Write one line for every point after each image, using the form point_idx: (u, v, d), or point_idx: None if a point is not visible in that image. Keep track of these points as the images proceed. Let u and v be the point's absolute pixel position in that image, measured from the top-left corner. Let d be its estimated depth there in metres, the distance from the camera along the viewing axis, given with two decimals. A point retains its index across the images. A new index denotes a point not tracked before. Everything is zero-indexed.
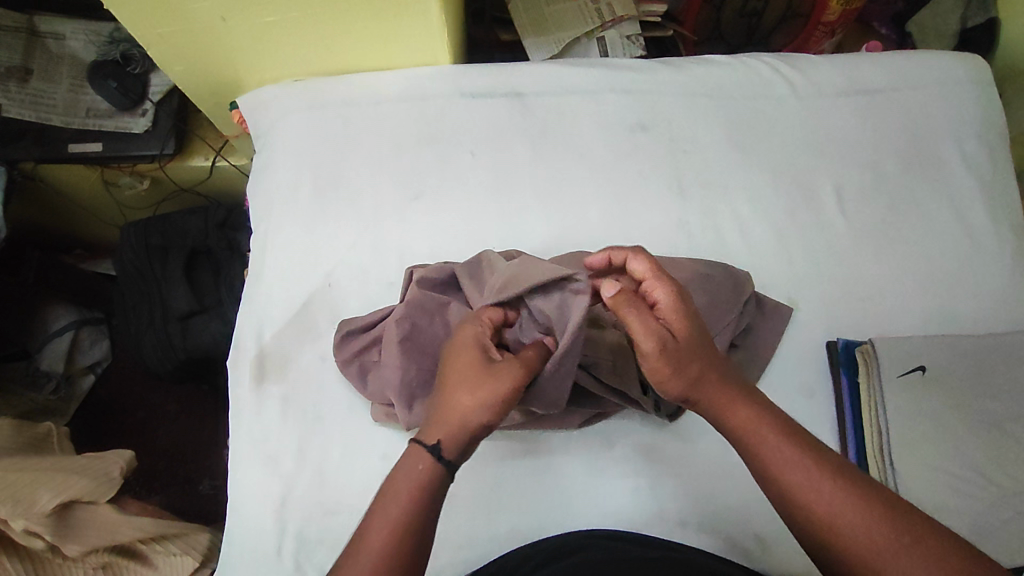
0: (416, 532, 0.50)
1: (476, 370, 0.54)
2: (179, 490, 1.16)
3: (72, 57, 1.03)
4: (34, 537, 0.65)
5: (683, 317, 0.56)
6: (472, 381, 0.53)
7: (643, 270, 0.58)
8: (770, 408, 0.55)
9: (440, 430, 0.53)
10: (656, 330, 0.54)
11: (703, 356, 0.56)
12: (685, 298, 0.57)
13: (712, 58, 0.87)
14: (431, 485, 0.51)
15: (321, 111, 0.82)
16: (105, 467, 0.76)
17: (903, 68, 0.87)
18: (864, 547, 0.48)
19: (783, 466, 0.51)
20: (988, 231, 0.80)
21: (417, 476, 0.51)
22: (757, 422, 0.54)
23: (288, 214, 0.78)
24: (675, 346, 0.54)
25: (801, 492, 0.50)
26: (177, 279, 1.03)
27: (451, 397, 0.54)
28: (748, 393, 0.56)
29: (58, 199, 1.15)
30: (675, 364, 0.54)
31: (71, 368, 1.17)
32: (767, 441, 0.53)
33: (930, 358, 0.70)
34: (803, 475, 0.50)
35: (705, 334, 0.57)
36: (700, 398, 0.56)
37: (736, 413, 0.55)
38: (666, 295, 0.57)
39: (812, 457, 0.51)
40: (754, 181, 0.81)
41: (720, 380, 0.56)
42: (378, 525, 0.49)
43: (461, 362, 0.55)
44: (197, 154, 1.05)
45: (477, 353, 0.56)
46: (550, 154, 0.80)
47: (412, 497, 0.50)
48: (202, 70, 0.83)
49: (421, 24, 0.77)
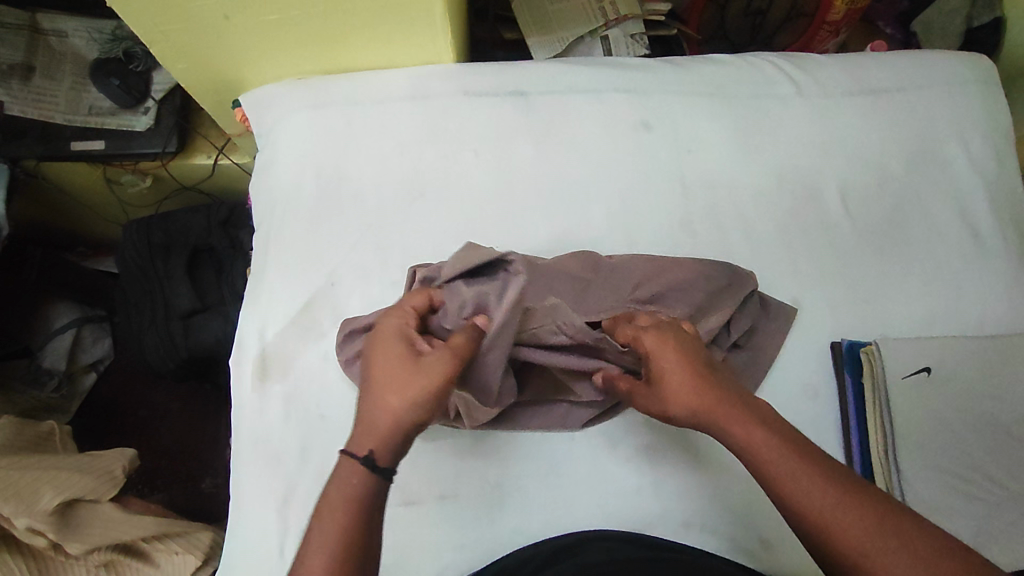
0: (359, 548, 0.47)
1: (402, 367, 0.53)
2: (181, 488, 1.16)
3: (74, 54, 1.03)
4: (36, 536, 0.65)
5: (662, 363, 0.56)
6: (399, 380, 0.52)
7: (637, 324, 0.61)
8: (767, 415, 0.53)
9: (371, 440, 0.51)
10: (633, 389, 0.59)
11: (693, 389, 0.55)
12: (667, 343, 0.57)
13: (716, 57, 0.86)
14: (367, 497, 0.49)
15: (324, 110, 0.81)
16: (107, 466, 0.76)
17: (908, 68, 0.86)
18: (861, 559, 0.46)
19: (778, 476, 0.50)
20: (993, 232, 0.80)
21: (351, 491, 0.49)
22: (754, 429, 0.52)
23: (290, 213, 0.78)
24: (653, 395, 0.57)
25: (798, 502, 0.48)
26: (179, 278, 1.03)
27: (380, 398, 0.52)
28: (745, 402, 0.54)
29: (60, 197, 1.14)
30: (662, 409, 0.56)
31: (74, 366, 1.17)
32: (765, 449, 0.51)
33: (935, 360, 0.69)
34: (800, 484, 0.49)
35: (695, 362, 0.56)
36: (697, 417, 0.54)
37: (734, 424, 0.53)
38: (646, 344, 0.58)
39: (807, 464, 0.49)
40: (758, 181, 0.80)
41: (716, 396, 0.54)
42: (316, 550, 0.47)
43: (388, 359, 0.54)
44: (200, 152, 1.05)
45: (404, 347, 0.54)
46: (553, 153, 0.80)
47: (349, 513, 0.48)
48: (204, 68, 0.83)
49: (425, 23, 0.77)
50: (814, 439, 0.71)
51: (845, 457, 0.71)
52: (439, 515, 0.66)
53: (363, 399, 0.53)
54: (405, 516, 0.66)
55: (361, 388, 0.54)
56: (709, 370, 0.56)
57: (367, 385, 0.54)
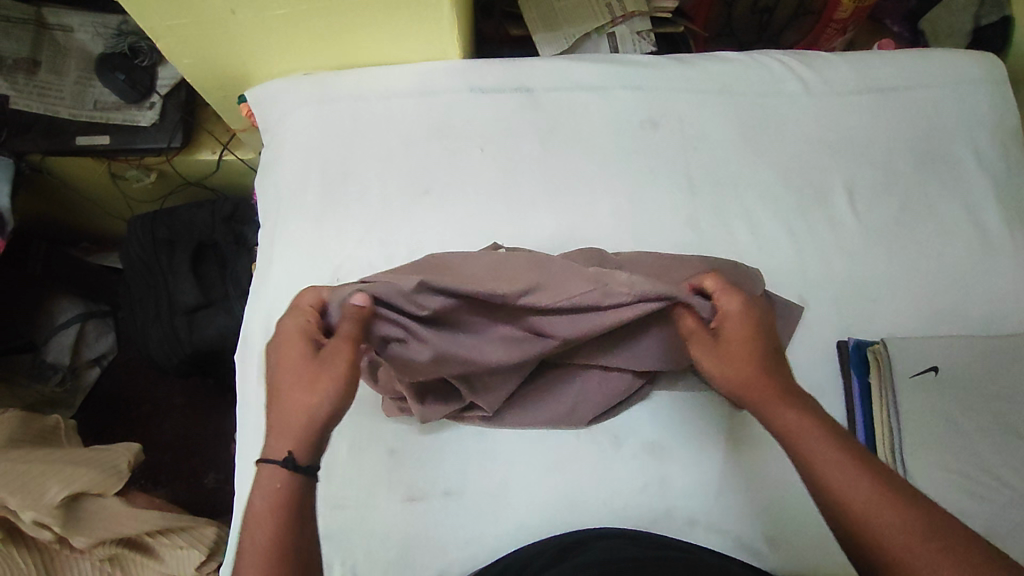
0: (292, 548, 0.47)
1: (299, 365, 0.52)
2: (185, 484, 1.16)
3: (79, 49, 1.02)
4: (42, 529, 0.65)
5: (737, 327, 0.57)
6: (303, 379, 0.51)
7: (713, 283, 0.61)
8: (815, 409, 0.53)
9: (287, 441, 0.50)
10: (695, 334, 0.59)
11: (757, 362, 0.55)
12: (751, 311, 0.58)
13: (723, 55, 0.86)
14: (292, 496, 0.49)
15: (329, 106, 0.81)
16: (112, 460, 0.76)
17: (916, 66, 0.86)
18: (901, 554, 0.44)
19: (824, 464, 0.49)
20: (1000, 231, 0.80)
21: (275, 494, 0.48)
22: (802, 419, 0.52)
23: (296, 207, 0.78)
24: (717, 349, 0.57)
25: (840, 492, 0.48)
26: (184, 274, 1.03)
27: (286, 399, 0.51)
28: (795, 393, 0.54)
29: (65, 191, 1.14)
30: (720, 363, 0.56)
31: (78, 360, 1.17)
32: (812, 439, 0.50)
33: (942, 359, 0.69)
34: (844, 475, 0.48)
35: (762, 341, 0.57)
36: (749, 395, 0.55)
37: (781, 412, 0.53)
38: (730, 305, 0.58)
39: (854, 458, 0.49)
40: (765, 180, 0.80)
41: (769, 381, 0.55)
42: (248, 559, 0.46)
43: (288, 361, 0.53)
44: (205, 148, 1.05)
45: (303, 343, 0.53)
46: (560, 150, 0.80)
47: (278, 519, 0.47)
48: (210, 63, 0.83)
49: (432, 19, 0.77)
50: None
51: None
52: (445, 511, 0.66)
53: (272, 405, 0.52)
54: (411, 512, 0.66)
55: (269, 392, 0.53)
56: (772, 352, 0.57)
57: (274, 390, 0.53)
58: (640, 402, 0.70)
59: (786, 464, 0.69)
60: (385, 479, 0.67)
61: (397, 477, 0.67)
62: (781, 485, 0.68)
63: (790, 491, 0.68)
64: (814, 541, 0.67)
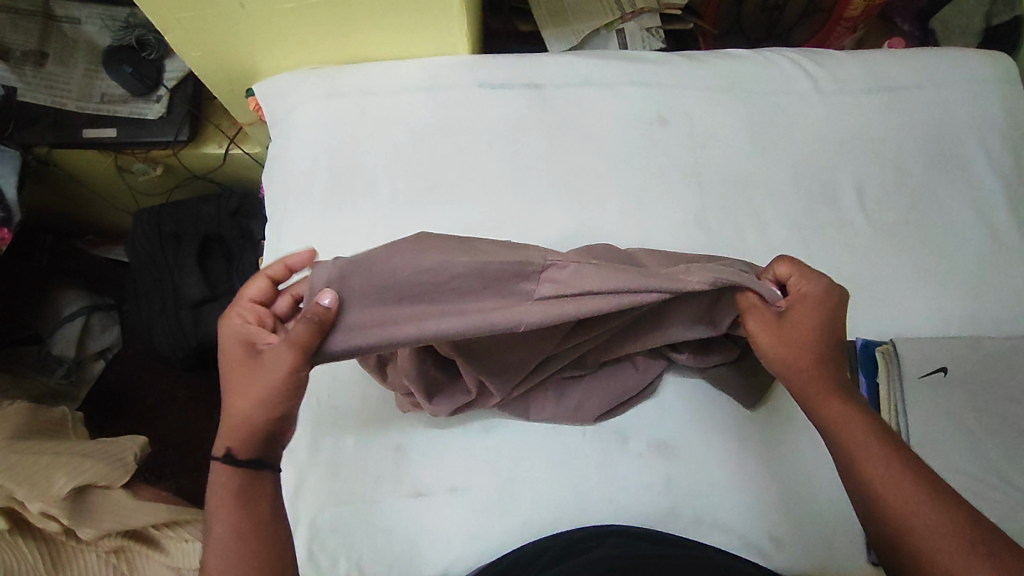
0: (257, 529, 0.53)
1: (234, 371, 0.55)
2: (189, 476, 1.17)
3: (87, 42, 1.03)
4: (49, 520, 0.65)
5: (805, 311, 0.57)
6: (240, 387, 0.54)
7: (787, 272, 0.59)
8: (859, 408, 0.55)
9: (228, 439, 0.55)
10: (756, 311, 0.58)
11: (815, 354, 0.57)
12: (827, 300, 0.57)
13: (733, 52, 0.86)
14: (243, 490, 0.55)
15: (336, 100, 0.81)
16: (118, 453, 0.76)
17: (928, 65, 0.86)
18: (929, 547, 0.48)
19: (865, 457, 0.52)
20: (1011, 232, 0.79)
21: (228, 491, 0.54)
22: (849, 414, 0.54)
23: (305, 203, 0.78)
24: (780, 330, 0.57)
25: (878, 483, 0.51)
26: (190, 268, 1.03)
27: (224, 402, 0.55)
28: (844, 389, 0.56)
29: (71, 184, 1.14)
30: (780, 345, 0.57)
31: (82, 353, 1.17)
32: (859, 434, 0.53)
33: (951, 360, 0.69)
34: (886, 470, 0.51)
35: (828, 340, 0.57)
36: (796, 382, 0.57)
37: (829, 407, 0.55)
38: (807, 290, 0.57)
39: (897, 456, 0.52)
40: (774, 178, 0.80)
41: (822, 377, 0.56)
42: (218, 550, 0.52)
43: (227, 364, 0.56)
44: (211, 142, 1.05)
45: (240, 346, 0.56)
46: (569, 148, 0.80)
47: (236, 511, 0.54)
48: (218, 57, 0.83)
49: (440, 16, 0.77)
50: None
51: None
52: (450, 506, 0.66)
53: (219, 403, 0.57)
54: (416, 508, 0.66)
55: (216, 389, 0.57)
56: (830, 344, 0.57)
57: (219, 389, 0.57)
58: (641, 400, 0.70)
59: (792, 465, 0.69)
60: (391, 474, 0.67)
61: (402, 472, 0.67)
62: (787, 485, 0.68)
63: (795, 491, 0.68)
64: (819, 541, 0.67)
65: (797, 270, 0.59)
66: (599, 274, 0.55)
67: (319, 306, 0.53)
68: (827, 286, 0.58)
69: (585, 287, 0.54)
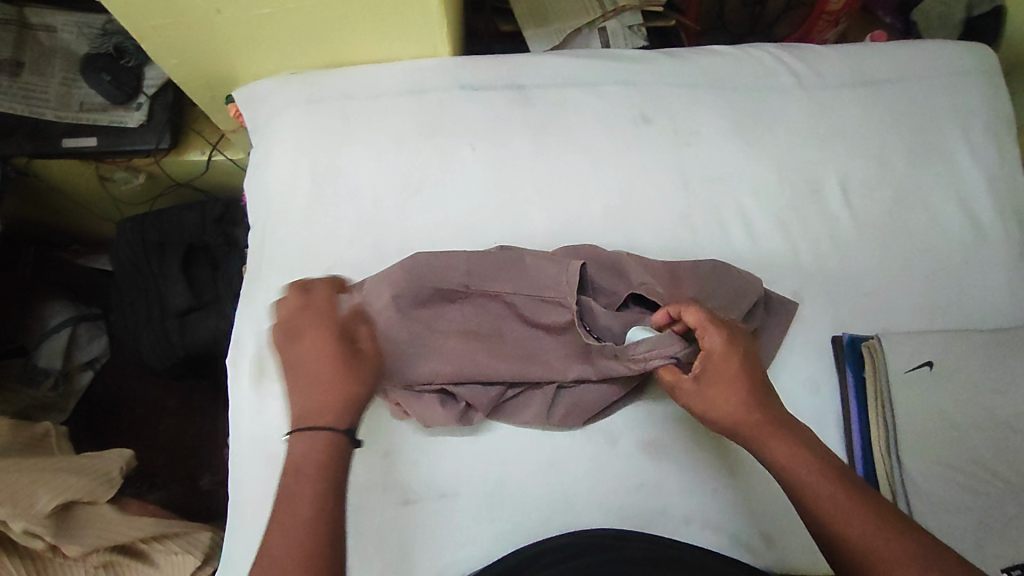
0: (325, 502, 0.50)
1: (325, 351, 0.57)
2: (180, 486, 1.16)
3: (65, 50, 1.01)
4: (33, 539, 0.64)
5: (722, 366, 0.59)
6: (348, 367, 0.57)
7: (695, 319, 0.60)
8: (806, 439, 0.56)
9: (337, 408, 0.54)
10: (677, 382, 0.61)
11: (746, 399, 0.57)
12: (732, 348, 0.59)
13: (714, 49, 0.86)
14: (333, 462, 0.52)
15: (318, 106, 0.81)
16: (104, 469, 0.75)
17: (909, 58, 0.86)
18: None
19: (816, 497, 0.52)
20: (994, 224, 0.79)
21: (318, 455, 0.52)
22: (794, 453, 0.55)
23: (287, 211, 0.77)
24: (701, 389, 0.59)
25: (830, 521, 0.51)
26: (174, 276, 1.02)
27: (320, 378, 0.55)
28: (787, 422, 0.57)
29: (53, 194, 1.13)
30: (710, 408, 0.58)
31: (70, 364, 1.16)
32: (806, 474, 0.53)
33: (936, 354, 0.69)
34: (839, 508, 0.51)
35: (752, 376, 0.59)
36: (738, 429, 0.57)
37: (774, 447, 0.56)
38: (710, 344, 0.59)
39: (848, 491, 0.52)
40: (759, 176, 0.80)
41: (761, 418, 0.57)
42: (288, 518, 0.49)
43: (304, 353, 0.57)
44: (193, 149, 1.04)
45: (321, 335, 0.58)
46: (552, 148, 0.79)
47: (315, 482, 0.51)
48: (196, 64, 0.82)
49: (420, 18, 0.76)
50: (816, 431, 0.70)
51: (845, 446, 0.70)
52: (440, 513, 0.66)
53: (296, 391, 0.55)
54: (405, 515, 0.66)
55: (303, 380, 0.56)
56: (760, 386, 0.58)
57: (296, 380, 0.56)
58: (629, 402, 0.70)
59: None
60: (379, 482, 0.67)
61: (390, 480, 0.67)
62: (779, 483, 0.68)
63: None
64: (809, 538, 0.67)
65: (704, 313, 0.60)
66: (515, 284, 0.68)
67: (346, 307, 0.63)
68: (713, 316, 0.61)
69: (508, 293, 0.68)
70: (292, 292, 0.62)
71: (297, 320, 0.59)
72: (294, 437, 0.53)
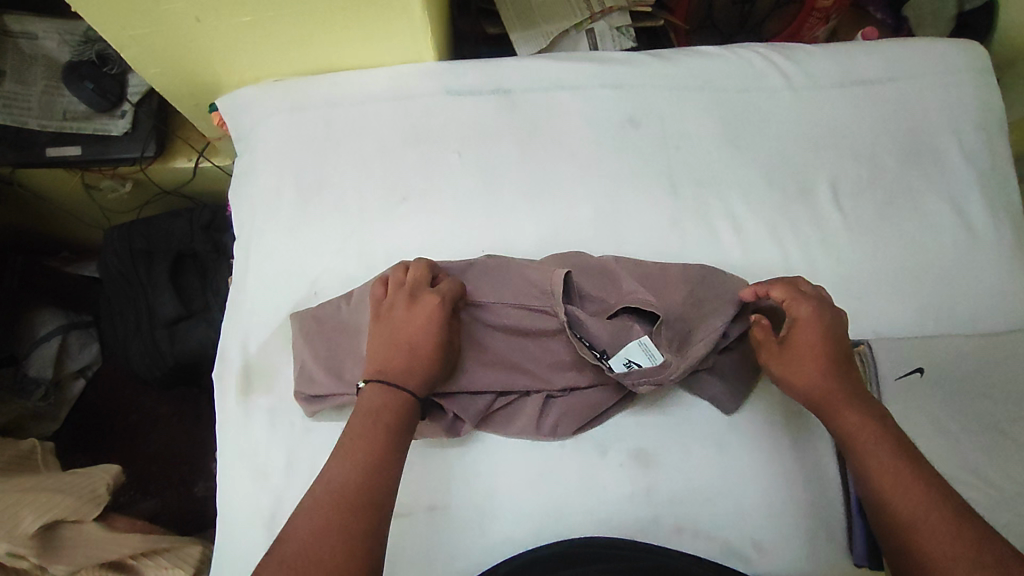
0: (381, 454, 0.55)
1: (432, 330, 0.62)
2: (174, 493, 1.15)
3: (46, 58, 0.99)
4: (18, 559, 0.64)
5: (808, 334, 0.62)
6: (436, 348, 0.62)
7: (781, 295, 0.64)
8: (878, 412, 0.59)
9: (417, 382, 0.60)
10: (764, 344, 0.65)
11: (826, 370, 0.61)
12: (818, 320, 0.62)
13: (703, 50, 0.85)
14: (394, 420, 0.57)
15: (302, 114, 0.79)
16: (90, 486, 0.74)
17: (900, 58, 0.85)
18: (922, 544, 0.51)
19: (878, 464, 0.55)
20: (986, 227, 0.79)
21: (388, 410, 0.57)
22: (865, 421, 0.58)
23: (272, 222, 0.76)
24: (783, 357, 0.63)
25: (886, 490, 0.54)
26: (162, 285, 1.01)
27: (412, 351, 0.61)
28: (862, 397, 0.60)
29: (38, 203, 1.12)
30: (787, 371, 0.62)
31: (61, 373, 1.15)
32: (874, 442, 0.57)
33: (927, 362, 0.69)
34: (892, 473, 0.54)
35: (835, 349, 0.62)
36: (813, 394, 0.61)
37: (846, 416, 0.59)
38: (798, 313, 0.63)
39: (909, 465, 0.55)
40: (750, 178, 0.79)
41: (839, 388, 0.60)
42: (340, 460, 0.54)
43: (412, 318, 0.62)
44: (180, 156, 1.03)
45: (433, 310, 0.63)
46: (540, 153, 0.78)
47: (377, 434, 0.56)
48: (178, 72, 0.81)
49: (404, 24, 0.75)
50: (809, 437, 0.70)
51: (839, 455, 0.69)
52: (431, 525, 0.65)
53: (385, 353, 0.61)
54: (394, 530, 0.65)
55: (400, 350, 0.61)
56: (842, 363, 0.61)
57: (390, 336, 0.62)
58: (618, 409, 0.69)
59: (772, 471, 0.68)
60: None
61: None
62: (770, 489, 0.67)
63: (780, 494, 0.67)
64: (803, 544, 0.66)
65: (791, 289, 0.64)
66: (505, 290, 0.69)
67: (450, 286, 0.66)
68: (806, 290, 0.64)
69: (499, 299, 0.69)
70: (420, 263, 0.67)
71: (420, 288, 0.65)
72: (371, 388, 0.59)
